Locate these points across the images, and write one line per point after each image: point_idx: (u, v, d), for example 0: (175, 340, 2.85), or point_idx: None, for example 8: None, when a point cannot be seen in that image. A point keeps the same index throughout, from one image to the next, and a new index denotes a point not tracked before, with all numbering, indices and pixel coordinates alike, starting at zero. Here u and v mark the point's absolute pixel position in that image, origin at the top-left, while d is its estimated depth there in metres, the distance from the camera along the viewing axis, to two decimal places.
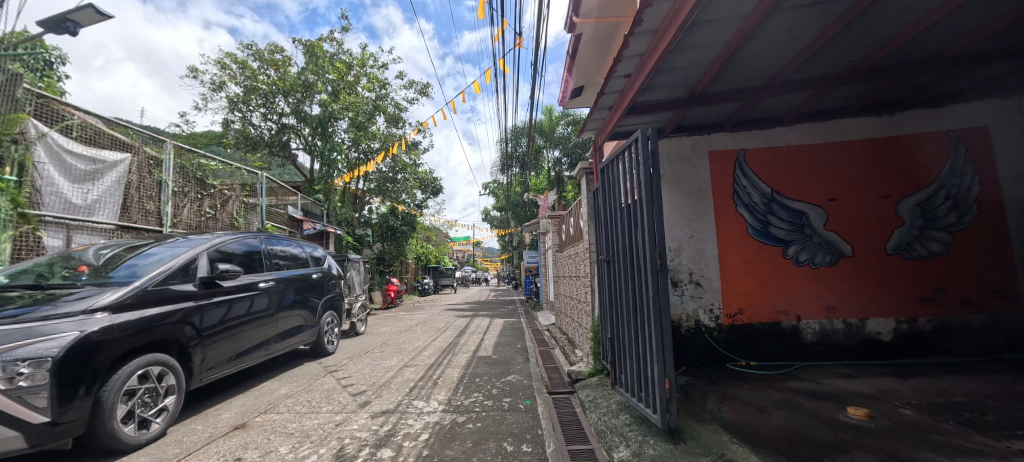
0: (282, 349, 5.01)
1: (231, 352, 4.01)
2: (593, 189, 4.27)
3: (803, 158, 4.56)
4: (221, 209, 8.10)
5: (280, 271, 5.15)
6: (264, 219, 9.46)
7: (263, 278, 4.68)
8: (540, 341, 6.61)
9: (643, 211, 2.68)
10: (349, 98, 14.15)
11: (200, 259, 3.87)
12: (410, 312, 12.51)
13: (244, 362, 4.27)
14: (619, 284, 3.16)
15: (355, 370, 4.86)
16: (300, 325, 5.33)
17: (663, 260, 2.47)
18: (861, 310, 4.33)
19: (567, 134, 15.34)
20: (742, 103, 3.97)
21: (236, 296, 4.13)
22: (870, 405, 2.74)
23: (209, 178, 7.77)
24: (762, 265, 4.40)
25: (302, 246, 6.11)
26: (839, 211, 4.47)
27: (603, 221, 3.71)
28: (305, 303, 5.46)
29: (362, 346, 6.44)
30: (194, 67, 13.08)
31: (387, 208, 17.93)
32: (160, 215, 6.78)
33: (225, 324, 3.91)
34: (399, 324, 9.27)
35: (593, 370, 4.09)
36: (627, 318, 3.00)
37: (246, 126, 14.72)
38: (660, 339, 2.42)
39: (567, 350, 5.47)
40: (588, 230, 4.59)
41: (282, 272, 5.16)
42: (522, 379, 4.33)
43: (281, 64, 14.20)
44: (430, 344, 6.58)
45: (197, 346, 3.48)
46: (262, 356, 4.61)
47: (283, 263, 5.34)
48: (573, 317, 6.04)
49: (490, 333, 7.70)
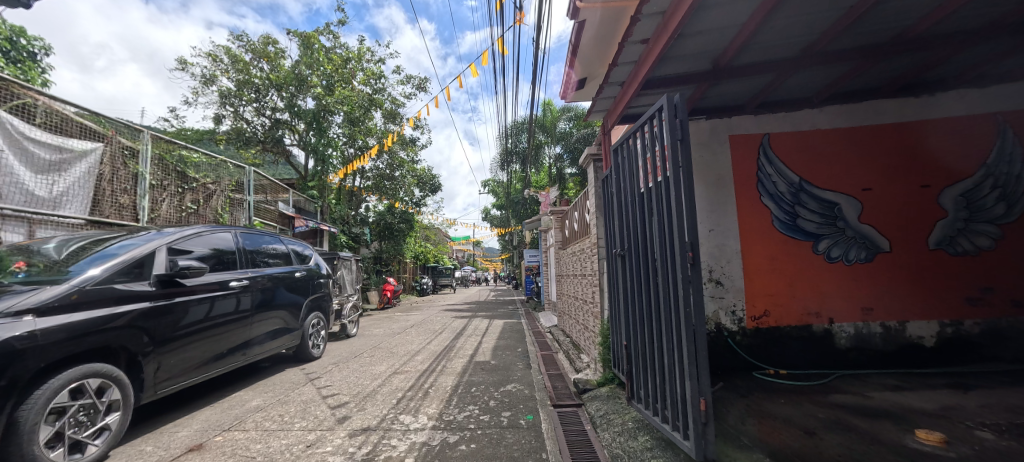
0: (262, 353, 4.59)
1: (198, 360, 3.57)
2: (603, 177, 3.83)
3: (835, 143, 4.11)
4: (204, 204, 7.66)
5: (259, 269, 4.71)
6: (252, 216, 9.01)
7: (238, 277, 4.23)
8: (542, 344, 6.17)
9: (670, 193, 2.23)
10: (344, 92, 13.69)
11: (157, 254, 3.40)
12: (406, 312, 12.08)
13: (216, 370, 3.85)
14: (636, 281, 2.72)
15: (339, 378, 4.43)
16: (280, 328, 4.88)
17: (695, 252, 2.03)
18: (900, 312, 3.89)
19: (569, 129, 14.90)
20: (771, 78, 3.51)
21: (205, 296, 3.69)
22: (938, 428, 2.29)
23: (191, 172, 7.33)
24: (790, 262, 3.96)
25: (285, 241, 5.64)
26: (875, 202, 4.02)
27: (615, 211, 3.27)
28: (286, 304, 5.01)
29: (352, 350, 6.00)
30: (182, 59, 12.62)
31: (385, 206, 17.50)
32: (136, 209, 6.34)
33: (192, 328, 3.48)
34: (394, 326, 8.84)
35: (603, 379, 3.65)
36: (646, 322, 2.57)
37: (238, 121, 14.30)
38: (693, 347, 1.98)
39: (572, 356, 5.02)
40: (595, 224, 4.14)
41: (261, 270, 4.70)
42: (522, 389, 3.89)
43: (273, 56, 13.76)
44: (423, 347, 6.14)
45: (153, 354, 3.05)
46: (237, 362, 4.19)
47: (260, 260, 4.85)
48: (578, 318, 5.59)
49: (488, 336, 7.27)
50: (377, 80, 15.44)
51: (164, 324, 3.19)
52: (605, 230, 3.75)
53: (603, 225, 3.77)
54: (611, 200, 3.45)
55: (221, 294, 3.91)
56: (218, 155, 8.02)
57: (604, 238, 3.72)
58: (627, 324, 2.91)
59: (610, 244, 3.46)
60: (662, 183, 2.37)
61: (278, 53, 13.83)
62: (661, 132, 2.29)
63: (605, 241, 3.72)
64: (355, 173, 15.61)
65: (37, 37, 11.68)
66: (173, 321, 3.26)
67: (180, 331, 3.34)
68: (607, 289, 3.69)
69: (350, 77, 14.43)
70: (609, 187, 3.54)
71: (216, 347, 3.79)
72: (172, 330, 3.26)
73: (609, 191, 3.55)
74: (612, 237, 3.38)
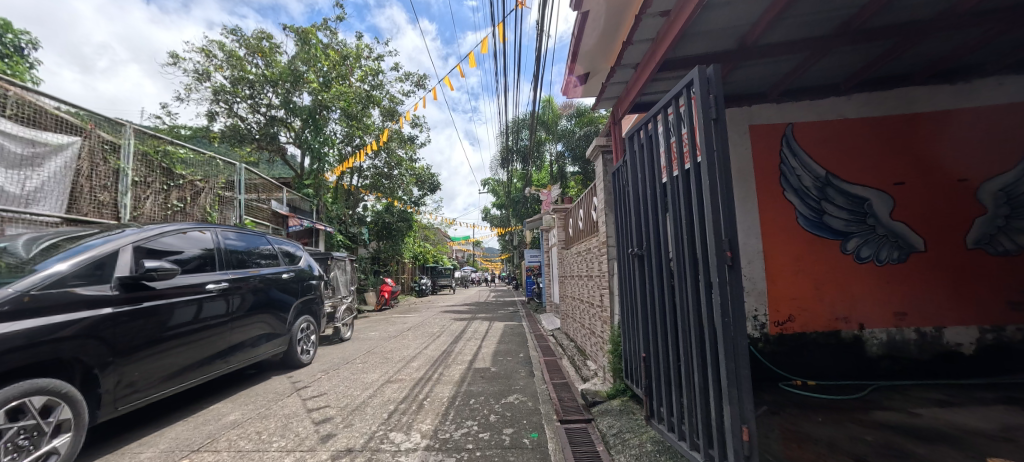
0: (246, 360, 4.30)
1: (168, 371, 3.26)
2: (613, 170, 3.53)
3: (864, 133, 3.80)
4: (192, 203, 7.34)
5: (240, 270, 4.35)
6: (243, 214, 8.67)
7: (216, 279, 3.90)
8: (545, 349, 5.86)
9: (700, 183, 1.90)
10: (341, 88, 13.35)
11: (121, 257, 3.06)
12: (403, 314, 11.76)
13: (192, 380, 3.58)
14: (657, 284, 2.39)
15: (328, 387, 4.10)
16: (266, 333, 4.56)
17: (734, 251, 1.70)
18: (937, 318, 3.57)
19: (571, 127, 14.58)
20: (800, 59, 3.19)
21: (180, 300, 3.42)
22: (1010, 455, 1.97)
23: (177, 168, 7.00)
24: (816, 263, 3.66)
25: (272, 240, 5.30)
26: (907, 197, 3.71)
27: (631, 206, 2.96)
28: (273, 308, 4.69)
29: (344, 355, 5.68)
30: (175, 53, 12.29)
31: (382, 205, 17.27)
32: (118, 207, 6.02)
33: (164, 336, 3.22)
34: (390, 328, 8.51)
35: (614, 391, 3.34)
36: (672, 330, 2.24)
37: (232, 118, 13.98)
38: (732, 364, 1.66)
39: (577, 363, 4.71)
40: (604, 222, 3.82)
41: (244, 271, 4.36)
42: (525, 401, 3.58)
43: (268, 51, 13.40)
44: (420, 353, 5.82)
45: (113, 367, 2.74)
46: (218, 371, 3.91)
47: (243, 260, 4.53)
48: (583, 321, 5.27)
49: (489, 339, 6.95)
50: (376, 77, 15.10)
51: (131, 333, 2.91)
52: (617, 228, 3.43)
53: (614, 223, 3.45)
54: (625, 194, 3.13)
55: (201, 297, 3.65)
56: (206, 151, 7.70)
57: (617, 237, 3.40)
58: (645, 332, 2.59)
59: (626, 242, 3.15)
60: (690, 171, 2.05)
61: (274, 48, 13.51)
62: (690, 111, 1.97)
63: (618, 240, 3.40)
64: (352, 171, 15.29)
65: (24, 31, 11.36)
66: (142, 329, 2.99)
67: (150, 338, 3.08)
68: (619, 291, 3.38)
69: (348, 74, 14.13)
70: (622, 181, 3.23)
71: (193, 355, 3.52)
72: (141, 338, 2.99)
73: (623, 184, 3.24)
74: (628, 235, 3.06)
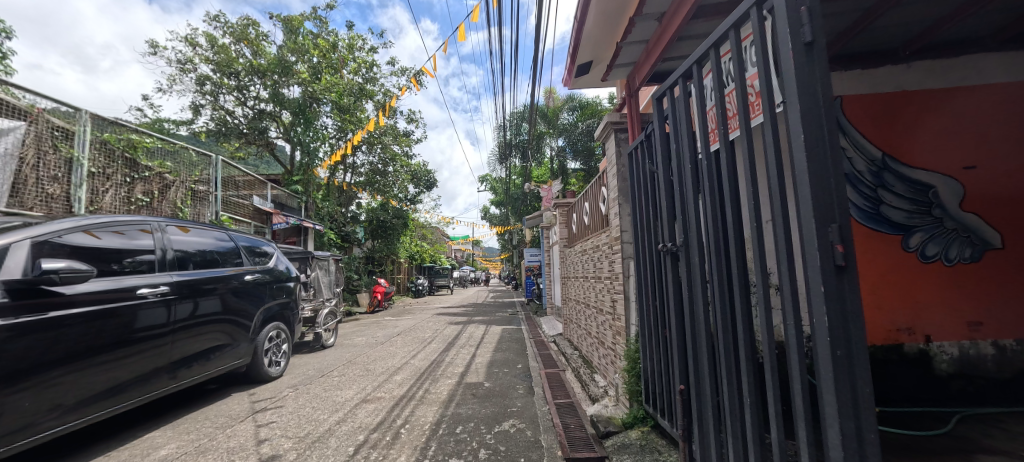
0: (214, 371, 3.86)
1: (86, 393, 2.73)
2: (630, 151, 2.92)
3: (930, 107, 3.17)
4: (160, 198, 6.71)
5: (195, 271, 3.82)
6: (220, 210, 8.02)
7: (154, 282, 3.30)
8: (547, 359, 5.25)
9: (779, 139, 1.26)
10: (331, 80, 12.70)
11: (9, 258, 2.46)
12: (396, 317, 11.10)
13: (161, 389, 3.31)
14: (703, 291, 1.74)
15: (291, 410, 3.48)
16: (224, 344, 3.96)
17: (850, 245, 1.05)
18: (1019, 328, 2.96)
19: (573, 121, 13.91)
20: (867, 6, 2.55)
21: (142, 302, 3.14)
22: None
23: (142, 159, 6.40)
24: (873, 263, 3.11)
25: (237, 237, 4.70)
26: (983, 183, 3.08)
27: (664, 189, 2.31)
28: (233, 314, 4.08)
29: (320, 366, 5.07)
30: (155, 41, 11.63)
31: (377, 202, 16.64)
32: (72, 200, 5.43)
33: (123, 340, 2.97)
34: (378, 334, 7.87)
35: (629, 418, 2.77)
36: (728, 357, 1.60)
37: (218, 111, 13.34)
38: (849, 426, 1.02)
39: (584, 377, 4.10)
40: (617, 214, 3.21)
41: (193, 272, 3.75)
42: (524, 429, 2.98)
43: (255, 40, 12.74)
44: (406, 363, 5.21)
45: (17, 387, 2.33)
46: (194, 378, 3.64)
47: (199, 261, 3.94)
48: (589, 328, 4.65)
49: (484, 347, 6.33)
50: (369, 69, 14.43)
51: (72, 338, 2.64)
52: (638, 220, 2.80)
53: (636, 214, 2.81)
54: (653, 176, 2.50)
55: (170, 299, 3.38)
56: (177, 141, 7.09)
57: (640, 230, 2.77)
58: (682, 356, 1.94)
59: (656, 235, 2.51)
60: (759, 129, 1.41)
61: (261, 38, 12.85)
62: (762, 36, 1.33)
63: (641, 234, 2.76)
64: (344, 167, 14.63)
65: None
66: (87, 335, 2.71)
67: (102, 344, 2.82)
68: (642, 297, 2.74)
69: (339, 65, 13.47)
70: (645, 160, 2.61)
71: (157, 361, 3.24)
72: (87, 344, 2.72)
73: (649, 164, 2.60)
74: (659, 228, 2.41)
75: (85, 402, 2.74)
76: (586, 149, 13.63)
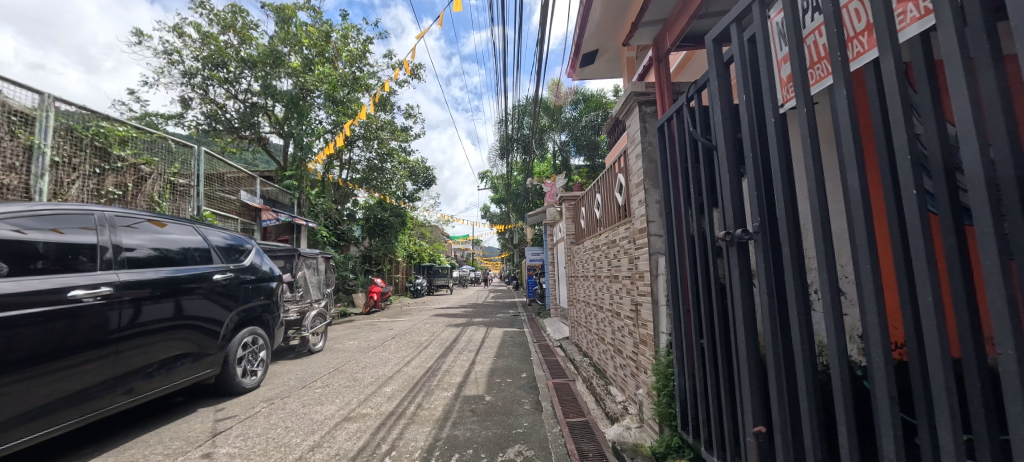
0: (183, 380, 3.45)
1: (21, 409, 2.40)
2: (663, 123, 2.43)
3: None
4: (136, 191, 6.23)
5: (149, 269, 3.34)
6: (202, 205, 7.53)
7: (92, 282, 2.84)
8: (554, 367, 4.77)
9: (977, 50, 0.77)
10: (324, 69, 12.13)
11: None
12: (392, 318, 10.63)
13: (115, 403, 2.95)
14: (791, 300, 1.23)
15: (260, 429, 3.02)
16: (188, 352, 3.47)
17: None
18: None
19: (576, 115, 13.39)
20: None
21: (114, 302, 2.92)
22: None
23: (114, 148, 5.92)
24: None
25: (207, 232, 4.20)
26: None
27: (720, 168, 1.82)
28: (201, 319, 3.61)
29: (304, 375, 4.59)
30: (139, 30, 11.11)
31: (374, 200, 16.16)
32: (32, 191, 4.91)
33: (95, 342, 2.78)
34: (372, 337, 7.37)
35: (659, 446, 2.30)
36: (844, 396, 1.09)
37: (208, 105, 12.83)
38: None
39: (598, 390, 3.63)
40: (642, 201, 2.73)
41: (146, 271, 3.27)
42: (532, 458, 2.50)
43: (245, 30, 12.25)
44: (399, 370, 4.74)
45: None
46: (163, 388, 3.29)
47: (155, 258, 3.47)
48: (600, 333, 4.18)
49: (484, 351, 5.86)
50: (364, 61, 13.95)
51: (32, 338, 2.46)
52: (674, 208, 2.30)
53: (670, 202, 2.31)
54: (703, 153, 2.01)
55: (143, 299, 3.13)
56: (154, 130, 6.62)
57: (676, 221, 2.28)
58: (750, 387, 1.42)
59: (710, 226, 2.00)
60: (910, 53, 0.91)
61: (251, 27, 12.34)
62: None
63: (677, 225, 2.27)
64: (340, 163, 14.17)
65: None
66: (50, 336, 2.53)
67: (70, 345, 2.64)
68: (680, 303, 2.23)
69: (333, 56, 12.95)
70: (689, 130, 2.10)
71: (131, 365, 3.01)
72: (52, 345, 2.55)
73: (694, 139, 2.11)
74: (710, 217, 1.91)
75: (8, 425, 2.35)
76: (590, 143, 13.08)
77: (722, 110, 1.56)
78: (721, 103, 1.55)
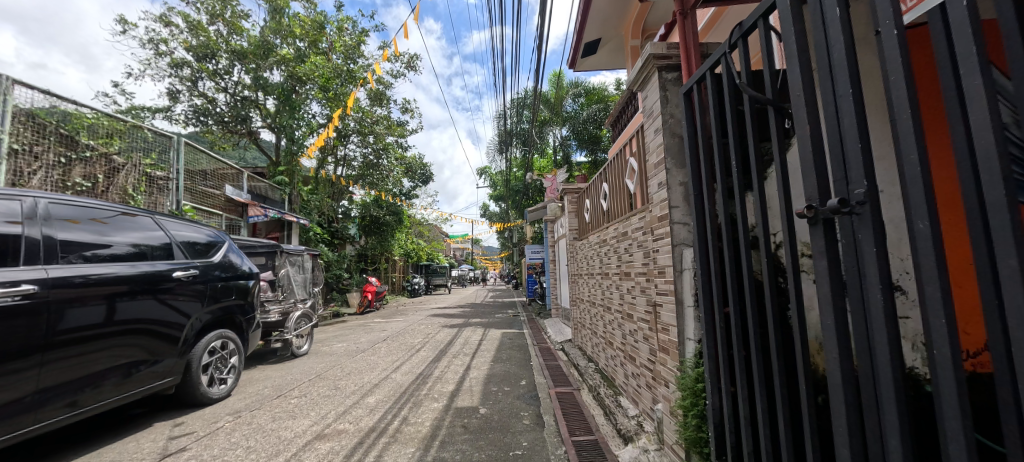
0: (138, 390, 3.05)
1: None
2: (690, 87, 2.00)
3: None
4: (106, 183, 5.79)
5: (94, 265, 2.89)
6: (182, 200, 7.09)
7: (15, 279, 2.40)
8: (557, 374, 4.36)
9: None
10: (317, 62, 11.70)
11: None
12: (386, 318, 10.20)
13: (51, 418, 2.55)
14: (934, 310, 0.78)
15: (217, 450, 2.62)
16: (148, 359, 3.10)
17: None
18: None
19: (577, 109, 12.87)
20: None
21: (82, 297, 2.70)
22: None
23: (82, 136, 5.52)
24: None
25: (172, 226, 3.78)
26: None
27: (783, 128, 1.37)
28: (165, 322, 3.23)
29: (282, 382, 4.18)
30: (123, 18, 10.65)
31: (370, 197, 15.71)
32: None
33: (49, 344, 2.51)
34: (362, 339, 6.95)
35: None
36: None
37: (197, 98, 12.38)
38: None
39: (607, 402, 3.21)
40: (662, 183, 2.29)
41: (86, 268, 2.81)
42: None
43: (234, 19, 11.79)
44: (386, 377, 4.32)
45: None
46: (112, 399, 2.89)
47: (104, 254, 3.01)
48: (607, 336, 3.78)
49: (481, 355, 5.44)
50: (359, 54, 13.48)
51: None
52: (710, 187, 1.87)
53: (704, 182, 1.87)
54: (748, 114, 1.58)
55: (117, 295, 2.91)
56: (128, 119, 6.22)
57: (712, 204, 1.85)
58: (843, 428, 1.00)
59: (760, 206, 1.57)
60: None
61: (242, 17, 11.89)
62: None
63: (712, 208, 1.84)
64: (336, 159, 13.72)
65: None
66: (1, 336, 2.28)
67: (22, 346, 2.38)
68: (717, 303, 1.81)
69: (327, 48, 12.50)
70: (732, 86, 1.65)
71: (87, 370, 2.70)
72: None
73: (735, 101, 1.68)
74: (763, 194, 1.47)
75: None
76: (592, 137, 12.61)
77: (794, 41, 1.12)
78: (795, 31, 1.11)
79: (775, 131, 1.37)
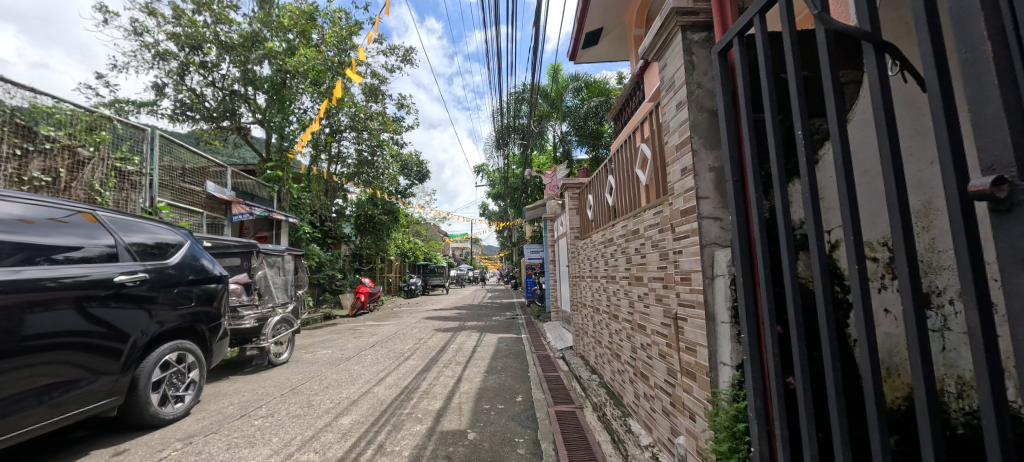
0: (75, 413, 2.64)
1: None
2: (726, 46, 1.56)
3: None
4: (70, 177, 5.35)
5: (48, 270, 2.59)
6: (157, 196, 6.64)
7: None
8: (557, 387, 3.93)
9: None
10: (307, 54, 11.22)
11: None
12: (378, 321, 9.78)
13: None
14: None
15: None
16: (96, 376, 2.73)
17: None
18: None
19: (577, 103, 12.42)
20: None
21: (49, 300, 2.50)
22: None
23: (41, 126, 5.10)
24: None
25: (156, 230, 3.65)
26: None
27: (887, 76, 0.93)
28: (117, 334, 2.85)
29: (250, 398, 3.75)
30: (104, 7, 10.17)
31: (365, 195, 15.28)
32: None
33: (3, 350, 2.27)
34: (349, 345, 6.52)
35: None
36: None
37: (184, 92, 11.92)
38: None
39: (615, 426, 2.78)
40: (686, 169, 1.86)
41: (32, 273, 2.49)
42: None
43: (222, 10, 11.31)
44: (367, 391, 3.89)
45: None
46: (42, 424, 2.48)
47: (61, 258, 2.73)
48: (613, 347, 3.36)
49: (474, 364, 5.03)
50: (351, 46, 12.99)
51: None
52: (756, 169, 1.41)
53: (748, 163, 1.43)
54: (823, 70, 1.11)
55: (89, 300, 2.71)
56: (95, 109, 5.79)
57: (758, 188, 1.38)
58: None
59: (812, 197, 1.15)
60: None
61: (229, 8, 11.42)
62: None
63: (759, 196, 1.39)
64: (330, 157, 13.29)
65: None
66: None
67: None
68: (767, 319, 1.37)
69: (318, 41, 12.04)
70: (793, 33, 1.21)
71: (34, 384, 2.40)
72: None
73: (800, 63, 1.20)
74: (841, 171, 1.02)
75: None
76: (592, 133, 12.19)
77: None
78: None
79: (876, 80, 0.93)
